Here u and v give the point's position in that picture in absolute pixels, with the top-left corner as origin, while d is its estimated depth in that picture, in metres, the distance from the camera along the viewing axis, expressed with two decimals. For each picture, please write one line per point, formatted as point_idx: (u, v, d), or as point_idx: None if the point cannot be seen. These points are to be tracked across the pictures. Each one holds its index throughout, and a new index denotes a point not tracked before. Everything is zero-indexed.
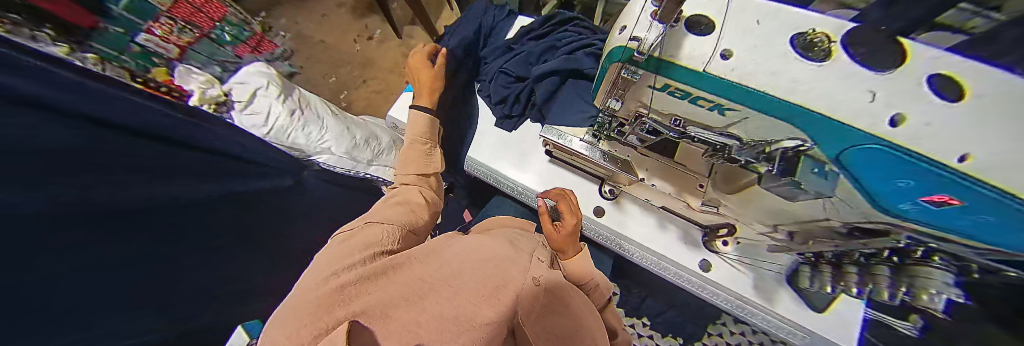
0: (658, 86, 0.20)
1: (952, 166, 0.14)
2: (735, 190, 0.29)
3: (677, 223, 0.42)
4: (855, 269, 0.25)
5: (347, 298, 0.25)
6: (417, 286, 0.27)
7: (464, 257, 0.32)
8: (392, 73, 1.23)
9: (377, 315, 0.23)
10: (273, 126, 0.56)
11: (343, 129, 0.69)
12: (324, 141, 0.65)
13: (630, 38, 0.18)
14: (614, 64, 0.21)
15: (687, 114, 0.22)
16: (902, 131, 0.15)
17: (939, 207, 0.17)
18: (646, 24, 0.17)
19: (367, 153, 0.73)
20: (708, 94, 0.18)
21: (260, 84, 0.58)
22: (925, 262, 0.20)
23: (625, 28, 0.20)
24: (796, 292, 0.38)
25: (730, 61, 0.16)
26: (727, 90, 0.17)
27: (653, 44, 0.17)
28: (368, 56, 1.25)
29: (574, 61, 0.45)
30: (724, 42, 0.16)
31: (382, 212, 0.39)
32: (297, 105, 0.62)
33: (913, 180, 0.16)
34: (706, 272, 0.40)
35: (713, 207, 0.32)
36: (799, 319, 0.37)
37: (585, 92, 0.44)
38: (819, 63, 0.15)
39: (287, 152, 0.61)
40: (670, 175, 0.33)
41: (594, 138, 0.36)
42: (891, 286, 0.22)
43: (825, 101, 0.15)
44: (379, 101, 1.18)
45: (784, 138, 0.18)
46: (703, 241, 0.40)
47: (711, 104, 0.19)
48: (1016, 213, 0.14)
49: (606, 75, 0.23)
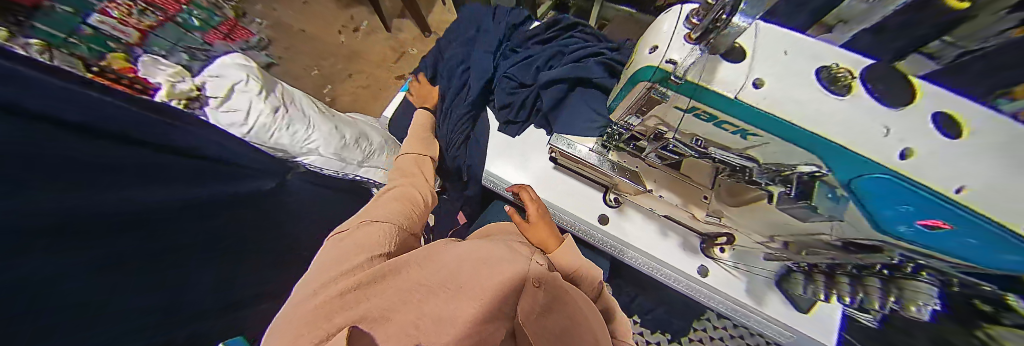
0: (686, 108, 0.20)
1: (947, 197, 0.16)
2: (739, 203, 0.31)
3: (678, 230, 0.44)
4: (847, 279, 0.29)
5: (347, 302, 0.23)
6: (417, 285, 0.24)
7: (468, 252, 0.29)
8: (380, 68, 1.18)
9: (376, 319, 0.21)
10: (254, 125, 0.51)
11: (333, 128, 0.65)
12: (311, 141, 0.60)
13: (665, 60, 0.18)
14: (641, 82, 0.21)
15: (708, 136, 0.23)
16: (911, 164, 0.16)
17: (931, 229, 0.18)
18: (682, 47, 0.18)
19: (357, 153, 0.70)
20: (736, 120, 0.19)
21: (239, 77, 0.53)
22: (913, 276, 0.23)
23: (655, 47, 0.20)
24: (783, 295, 0.40)
25: (762, 90, 0.17)
26: (756, 117, 0.18)
27: (687, 69, 0.17)
28: (354, 49, 1.18)
29: (583, 69, 0.45)
30: (757, 71, 0.17)
31: (381, 208, 0.37)
32: (281, 102, 0.58)
33: (913, 206, 0.18)
34: (704, 277, 0.42)
35: (716, 218, 0.34)
36: (788, 320, 0.40)
37: (592, 101, 0.44)
38: (841, 96, 0.16)
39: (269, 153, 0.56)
40: (678, 187, 0.35)
41: (604, 148, 0.37)
42: (884, 296, 0.26)
43: (850, 132, 0.16)
44: (366, 97, 1.13)
45: (800, 164, 0.20)
46: (702, 247, 0.43)
47: (736, 129, 0.20)
48: (998, 239, 0.15)
49: (631, 92, 0.23)
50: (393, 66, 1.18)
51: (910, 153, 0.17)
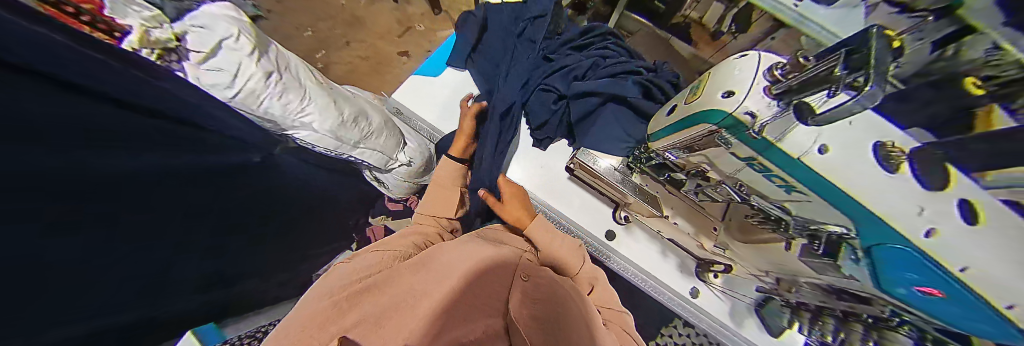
0: (743, 157, 0.22)
1: (953, 272, 0.16)
2: (747, 241, 0.32)
3: (677, 252, 0.46)
4: (833, 320, 0.33)
5: (343, 312, 0.26)
6: (407, 294, 0.28)
7: (453, 260, 0.33)
8: (383, 40, 1.08)
9: (369, 327, 0.25)
10: None
11: (331, 102, 0.59)
12: (305, 114, 0.55)
13: (743, 110, 0.19)
14: (704, 124, 0.22)
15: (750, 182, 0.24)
16: (936, 243, 0.16)
17: (926, 295, 0.19)
18: (762, 101, 0.19)
19: (355, 133, 0.64)
20: (788, 176, 0.20)
21: None
22: (894, 328, 0.27)
23: (732, 93, 0.20)
24: (760, 321, 0.44)
25: (825, 156, 0.17)
26: (809, 179, 0.18)
27: (766, 123, 0.18)
28: (354, 14, 1.07)
29: (618, 86, 0.44)
30: (825, 137, 0.17)
31: (392, 235, 0.38)
32: (275, 66, 0.52)
33: (916, 274, 0.18)
34: (694, 298, 0.45)
35: (724, 249, 0.37)
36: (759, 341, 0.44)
37: (623, 119, 0.44)
38: (890, 173, 0.18)
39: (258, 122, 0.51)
40: (693, 216, 0.38)
41: (628, 169, 0.40)
42: (865, 340, 0.29)
43: (890, 207, 0.17)
44: (364, 69, 1.05)
45: (832, 223, 0.21)
46: (697, 271, 0.45)
47: (784, 183, 0.21)
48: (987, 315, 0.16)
49: (690, 129, 0.25)
50: (397, 40, 1.09)
51: (936, 233, 0.17)
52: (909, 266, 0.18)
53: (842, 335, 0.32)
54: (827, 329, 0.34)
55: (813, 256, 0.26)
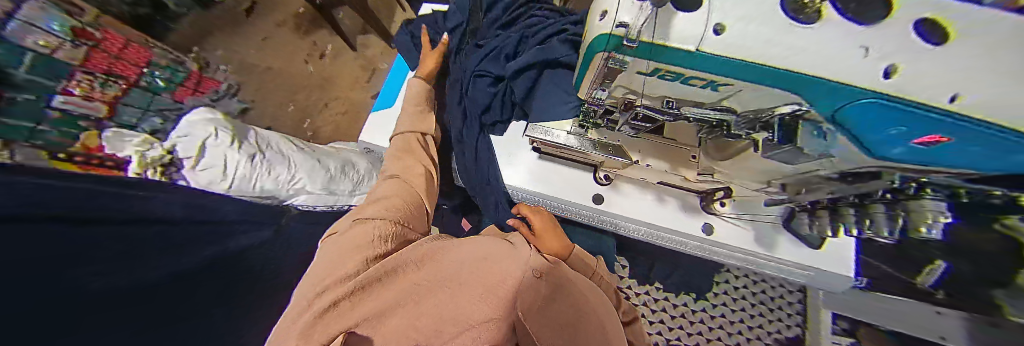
0: (649, 71, 0.19)
1: (946, 108, 0.14)
2: (727, 157, 0.31)
3: (674, 192, 0.43)
4: (852, 210, 0.29)
5: (342, 310, 0.23)
6: (413, 288, 0.26)
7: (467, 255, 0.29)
8: (356, 90, 1.15)
9: (373, 323, 0.23)
10: (235, 177, 0.50)
11: (315, 163, 0.64)
12: (296, 180, 0.59)
13: (617, 24, 0.17)
14: (598, 53, 0.20)
15: (680, 96, 0.22)
16: (897, 82, 0.15)
17: (926, 147, 0.17)
18: (632, 7, 0.16)
19: (347, 183, 0.68)
20: (701, 74, 0.18)
21: (208, 133, 0.50)
22: (918, 196, 0.23)
23: (606, 13, 0.19)
24: (791, 235, 0.40)
25: (723, 36, 0.15)
26: (721, 66, 0.16)
27: (640, 30, 0.16)
28: (325, 77, 1.13)
29: (548, 51, 0.43)
30: (715, 15, 0.15)
31: (378, 204, 0.36)
32: (257, 148, 0.57)
33: (904, 127, 0.16)
34: (711, 235, 0.41)
35: (709, 175, 0.33)
36: (801, 258, 0.40)
37: (563, 82, 0.42)
38: (809, 25, 0.15)
39: (256, 201, 0.55)
40: (665, 153, 0.34)
41: (582, 128, 0.37)
42: (890, 221, 0.25)
43: (820, 62, 0.15)
44: (347, 122, 1.10)
45: (782, 105, 0.19)
46: (703, 205, 0.42)
47: (704, 82, 0.19)
48: (990, 142, 0.14)
49: (592, 66, 0.22)
50: (368, 85, 1.16)
51: (896, 70, 0.15)
52: (883, 120, 0.17)
53: (866, 223, 0.27)
54: (847, 221, 0.30)
55: (778, 148, 0.22)
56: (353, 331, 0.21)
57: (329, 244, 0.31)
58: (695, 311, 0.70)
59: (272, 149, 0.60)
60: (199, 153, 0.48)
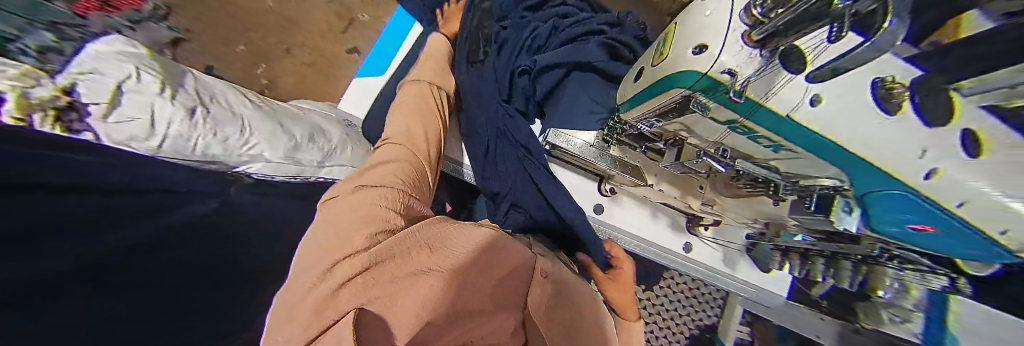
0: (726, 121, 0.20)
1: (951, 209, 0.15)
2: (734, 194, 0.32)
3: (666, 211, 0.45)
4: (821, 260, 0.34)
5: (343, 286, 0.20)
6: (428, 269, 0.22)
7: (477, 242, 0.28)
8: (326, 40, 0.96)
9: (386, 300, 0.19)
10: (169, 136, 0.39)
11: (277, 127, 0.55)
12: (251, 145, 0.50)
13: (718, 69, 0.16)
14: (677, 89, 0.20)
15: (744, 145, 0.21)
16: (931, 185, 0.15)
17: (916, 232, 0.18)
18: (742, 56, 0.16)
19: (315, 153, 0.60)
20: (776, 135, 0.18)
21: (129, 74, 0.38)
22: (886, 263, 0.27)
23: (702, 47, 0.18)
24: (751, 260, 0.45)
25: (818, 109, 0.15)
26: (798, 132, 0.17)
27: (748, 81, 0.17)
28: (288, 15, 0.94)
29: (582, 52, 0.43)
30: (815, 86, 0.15)
31: (382, 166, 0.31)
32: (198, 100, 0.46)
33: (911, 216, 0.17)
34: (688, 253, 0.45)
35: (710, 205, 0.36)
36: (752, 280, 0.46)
37: (590, 86, 0.40)
38: (888, 115, 0.14)
39: (199, 168, 0.44)
40: (676, 180, 0.37)
41: (605, 142, 0.36)
42: (852, 274, 0.32)
43: (881, 149, 0.15)
44: (315, 76, 0.94)
45: (822, 176, 0.19)
46: (687, 226, 0.45)
47: (771, 143, 0.19)
48: (977, 240, 0.16)
49: (662, 94, 0.22)
50: (341, 37, 0.97)
51: (936, 173, 0.14)
52: (896, 207, 0.17)
53: (833, 272, 0.33)
54: (814, 267, 0.36)
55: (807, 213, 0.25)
56: (368, 307, 0.18)
57: (326, 213, 0.27)
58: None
59: (218, 105, 0.49)
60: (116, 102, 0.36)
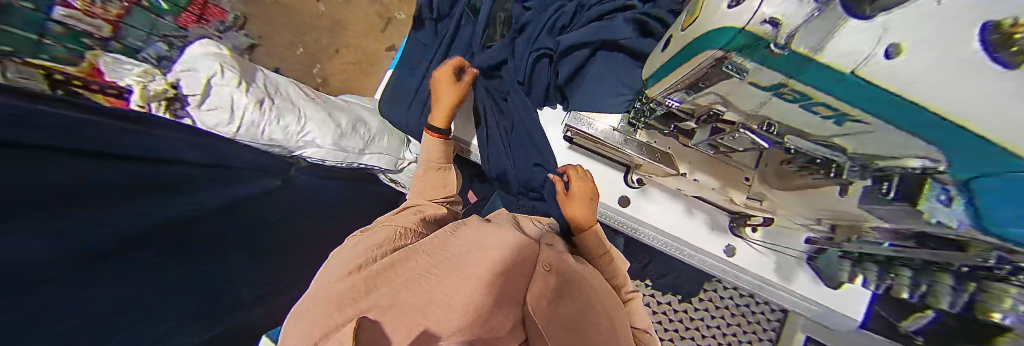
0: (766, 85, 0.16)
1: None
2: (787, 188, 0.30)
3: (704, 207, 0.41)
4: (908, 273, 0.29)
5: (354, 294, 0.22)
6: (424, 275, 0.24)
7: (477, 244, 0.28)
8: (369, 39, 1.05)
9: (385, 307, 0.21)
10: (241, 121, 0.48)
11: (325, 115, 0.61)
12: (305, 132, 0.57)
13: (758, 21, 0.12)
14: (709, 49, 0.16)
15: (784, 120, 0.19)
16: None
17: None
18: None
19: (357, 140, 0.65)
20: (834, 102, 0.14)
21: (210, 70, 0.47)
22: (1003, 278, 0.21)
23: None
24: (813, 273, 0.39)
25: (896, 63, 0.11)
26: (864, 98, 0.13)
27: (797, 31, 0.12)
28: (338, 19, 1.04)
29: (610, 30, 0.39)
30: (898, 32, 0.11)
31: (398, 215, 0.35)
32: (265, 91, 0.54)
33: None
34: (731, 257, 0.41)
35: (757, 200, 0.34)
36: (809, 293, 0.40)
37: (617, 69, 0.39)
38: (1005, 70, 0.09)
39: (265, 149, 0.53)
40: (717, 170, 0.34)
41: (631, 127, 0.34)
42: (954, 293, 0.25)
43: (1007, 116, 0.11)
44: (359, 74, 1.03)
45: (910, 158, 0.16)
46: (731, 226, 0.41)
47: (831, 114, 0.15)
48: None
49: (688, 61, 0.19)
50: (381, 36, 1.06)
51: None
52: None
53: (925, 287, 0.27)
54: (900, 284, 0.30)
55: (885, 202, 0.22)
56: (367, 314, 0.20)
57: (348, 242, 0.30)
58: (694, 319, 0.69)
59: (280, 95, 0.56)
60: (204, 92, 0.45)
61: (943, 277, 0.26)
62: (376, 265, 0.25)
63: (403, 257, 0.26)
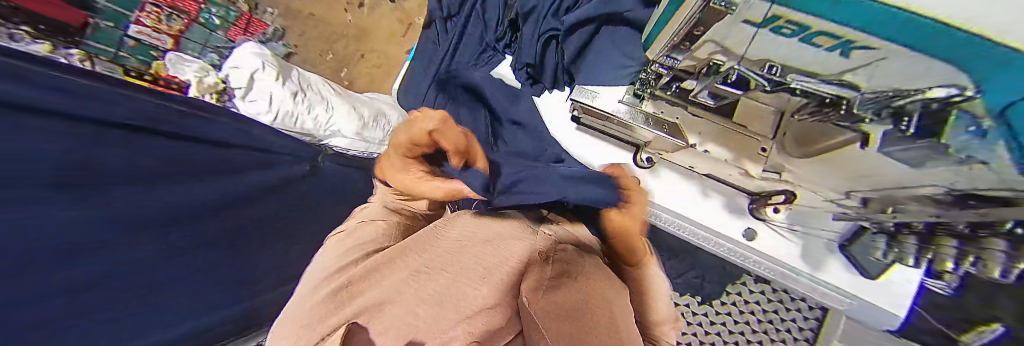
0: (766, 18, 0.15)
1: None
2: (809, 153, 0.28)
3: (721, 189, 0.40)
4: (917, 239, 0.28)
5: (346, 298, 0.25)
6: (414, 273, 0.25)
7: (468, 241, 0.28)
8: (391, 44, 1.11)
9: (374, 311, 0.23)
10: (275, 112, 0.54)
11: (352, 108, 0.64)
12: (333, 123, 0.61)
13: None
14: None
15: (785, 60, 0.18)
16: None
17: None
18: None
19: (378, 132, 0.68)
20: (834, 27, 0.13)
21: (254, 66, 0.55)
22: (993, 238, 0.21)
23: None
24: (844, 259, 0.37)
25: None
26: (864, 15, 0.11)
27: None
28: (365, 27, 1.10)
29: (613, 3, 0.41)
30: None
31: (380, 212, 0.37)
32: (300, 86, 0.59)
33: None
34: (750, 241, 0.39)
35: (774, 173, 0.33)
36: (841, 282, 0.37)
37: (624, 44, 0.40)
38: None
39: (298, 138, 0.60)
40: (727, 139, 0.32)
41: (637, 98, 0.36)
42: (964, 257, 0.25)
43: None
44: (381, 76, 1.10)
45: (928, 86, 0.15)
46: (748, 207, 0.39)
47: (835, 41, 0.14)
48: None
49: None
50: (403, 40, 1.11)
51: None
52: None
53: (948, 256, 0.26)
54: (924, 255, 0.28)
55: (904, 142, 0.20)
56: (357, 320, 0.23)
57: (336, 241, 0.34)
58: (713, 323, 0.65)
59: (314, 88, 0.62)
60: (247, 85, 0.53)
61: (945, 240, 0.25)
62: (369, 265, 0.28)
63: (394, 256, 0.28)
